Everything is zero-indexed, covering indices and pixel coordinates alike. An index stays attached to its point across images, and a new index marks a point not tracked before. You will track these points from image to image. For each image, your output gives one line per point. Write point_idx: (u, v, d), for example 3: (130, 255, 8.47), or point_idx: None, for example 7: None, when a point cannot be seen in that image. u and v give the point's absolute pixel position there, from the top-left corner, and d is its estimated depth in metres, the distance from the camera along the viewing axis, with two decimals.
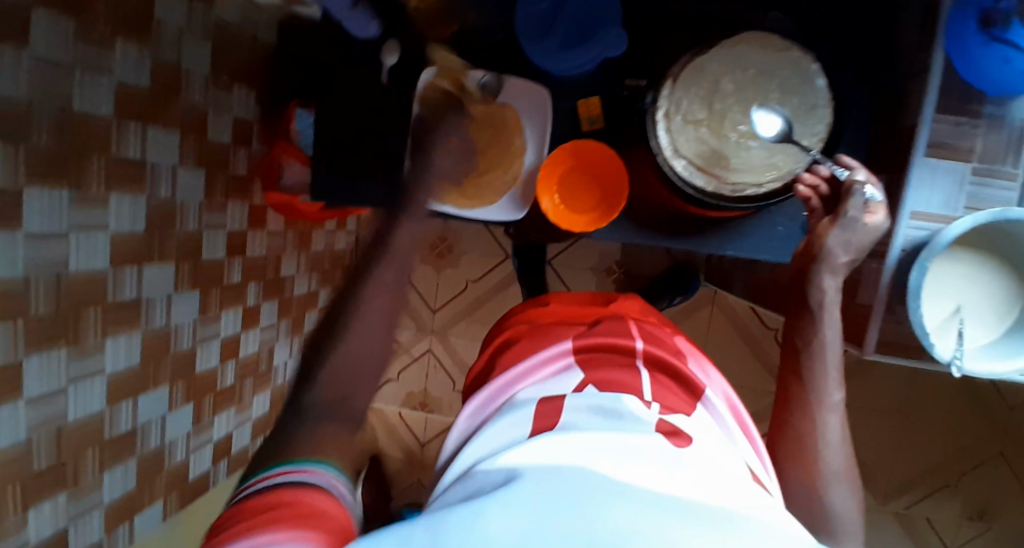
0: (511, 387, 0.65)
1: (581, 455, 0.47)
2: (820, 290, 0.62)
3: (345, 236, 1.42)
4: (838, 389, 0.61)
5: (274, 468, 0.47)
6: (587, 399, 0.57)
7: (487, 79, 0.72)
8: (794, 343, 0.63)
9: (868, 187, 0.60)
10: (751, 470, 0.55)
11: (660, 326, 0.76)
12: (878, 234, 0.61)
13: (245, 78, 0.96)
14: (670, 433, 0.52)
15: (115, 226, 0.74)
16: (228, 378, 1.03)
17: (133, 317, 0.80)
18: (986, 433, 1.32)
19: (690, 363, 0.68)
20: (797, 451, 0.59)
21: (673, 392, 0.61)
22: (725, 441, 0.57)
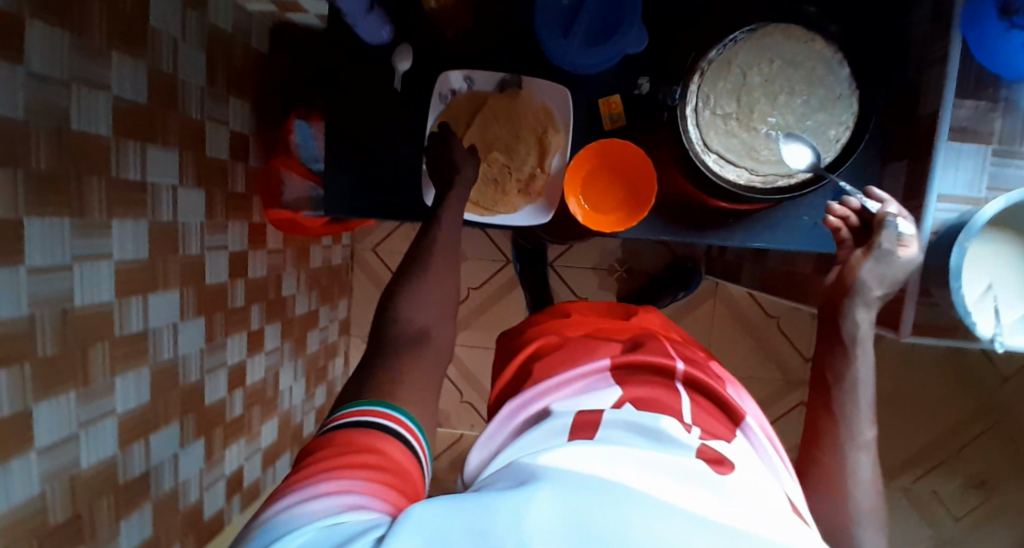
0: (543, 398, 0.64)
1: (622, 470, 0.45)
2: (854, 324, 0.62)
3: (340, 249, 1.37)
4: (870, 427, 0.59)
5: (361, 404, 0.51)
6: (623, 416, 0.55)
7: (506, 82, 0.73)
8: (825, 376, 0.62)
9: (900, 220, 0.62)
10: (792, 501, 0.52)
11: (694, 350, 0.73)
12: (910, 269, 0.62)
13: (240, 89, 0.91)
14: (714, 460, 0.50)
15: (118, 254, 0.69)
16: (236, 408, 0.98)
17: (141, 350, 0.75)
18: (982, 404, 1.39)
19: (729, 389, 0.66)
20: (826, 484, 0.57)
21: (713, 416, 0.60)
22: (770, 473, 0.55)
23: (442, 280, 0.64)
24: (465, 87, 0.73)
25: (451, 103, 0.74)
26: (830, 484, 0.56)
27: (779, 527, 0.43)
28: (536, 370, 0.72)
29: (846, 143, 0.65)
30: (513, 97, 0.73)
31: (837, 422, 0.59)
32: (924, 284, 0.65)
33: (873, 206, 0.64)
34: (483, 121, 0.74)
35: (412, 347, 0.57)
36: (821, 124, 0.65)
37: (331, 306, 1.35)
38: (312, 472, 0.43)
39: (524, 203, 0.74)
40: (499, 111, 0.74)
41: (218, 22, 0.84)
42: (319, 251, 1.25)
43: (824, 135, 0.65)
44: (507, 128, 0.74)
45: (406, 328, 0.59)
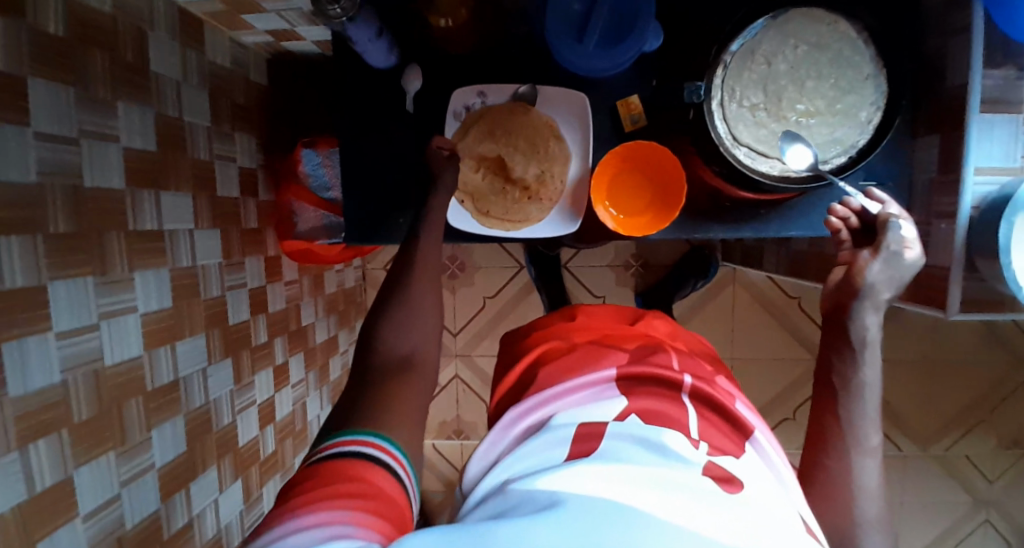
0: (549, 403, 0.64)
1: (625, 490, 0.45)
2: (863, 327, 0.61)
3: (353, 271, 1.35)
4: (876, 432, 0.59)
5: (351, 432, 0.48)
6: (628, 429, 0.56)
7: (523, 91, 0.72)
8: (831, 379, 0.61)
9: (902, 222, 0.62)
10: (804, 520, 0.50)
11: (702, 365, 0.71)
12: (914, 270, 0.61)
13: (245, 123, 0.90)
14: (722, 479, 0.50)
15: (143, 306, 0.68)
16: (269, 445, 0.96)
17: (173, 401, 0.73)
18: (1008, 365, 1.39)
19: (740, 405, 0.64)
20: (831, 496, 0.57)
21: (720, 431, 0.60)
22: (781, 491, 0.54)
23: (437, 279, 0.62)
24: (479, 102, 0.72)
25: (466, 119, 0.73)
26: (834, 495, 0.56)
27: (789, 542, 0.43)
28: (544, 373, 0.71)
29: (879, 122, 0.63)
30: (526, 111, 0.72)
31: (843, 427, 0.58)
32: (969, 259, 0.63)
33: (874, 208, 0.65)
34: (498, 136, 0.73)
35: (418, 375, 0.55)
36: (852, 106, 0.63)
37: (348, 329, 1.33)
38: (303, 501, 0.41)
39: (545, 213, 0.74)
40: (513, 125, 0.72)
41: (217, 57, 0.82)
42: (333, 276, 1.23)
43: (856, 116, 0.64)
44: (502, 141, 0.73)
45: (407, 347, 0.56)
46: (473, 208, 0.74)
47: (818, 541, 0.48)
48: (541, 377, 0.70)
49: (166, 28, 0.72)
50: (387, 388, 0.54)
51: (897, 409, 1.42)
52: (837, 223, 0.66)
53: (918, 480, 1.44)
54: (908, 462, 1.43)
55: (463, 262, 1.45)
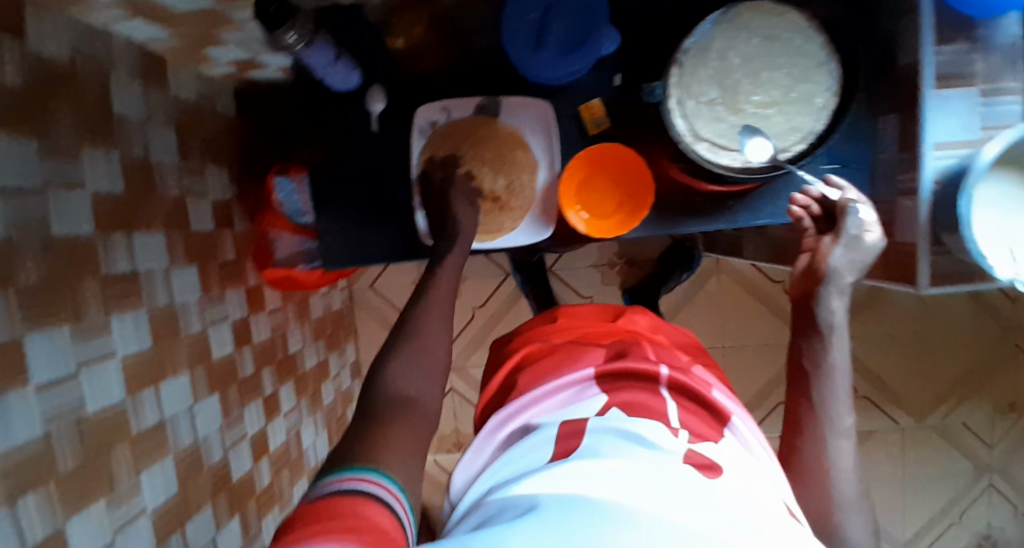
0: (526, 411, 0.67)
1: (599, 487, 0.46)
2: (829, 312, 0.64)
3: (339, 293, 1.34)
4: (849, 413, 0.60)
5: (353, 468, 0.46)
6: (614, 423, 0.57)
7: (486, 104, 0.72)
8: (803, 363, 0.63)
9: (861, 206, 0.64)
10: (789, 506, 0.51)
11: (677, 355, 0.74)
12: (876, 252, 0.63)
13: (216, 157, 0.90)
14: (704, 467, 0.51)
15: (122, 350, 0.67)
16: (265, 477, 0.95)
17: (160, 443, 0.72)
18: (996, 329, 1.41)
19: (717, 392, 0.67)
20: (810, 478, 0.59)
21: (700, 418, 0.62)
22: (763, 476, 0.56)
23: (442, 297, 0.63)
24: (445, 118, 0.73)
25: (432, 136, 0.73)
26: (814, 479, 0.58)
27: (766, 524, 0.43)
28: (523, 380, 0.73)
29: (836, 108, 0.64)
30: (490, 123, 0.73)
31: (815, 410, 0.61)
32: (934, 233, 0.65)
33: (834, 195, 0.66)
34: (465, 151, 0.73)
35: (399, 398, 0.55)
36: (807, 94, 0.64)
37: (339, 352, 1.32)
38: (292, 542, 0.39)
39: (519, 221, 0.75)
40: (478, 138, 0.73)
41: (182, 93, 0.82)
42: (319, 300, 1.22)
43: (812, 103, 0.64)
44: (471, 154, 0.73)
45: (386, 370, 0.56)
46: None
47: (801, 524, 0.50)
48: (522, 384, 0.73)
49: (127, 70, 0.72)
50: (367, 412, 0.54)
51: (891, 383, 1.43)
52: (798, 212, 0.67)
53: (917, 452, 1.45)
54: (906, 434, 1.44)
55: None
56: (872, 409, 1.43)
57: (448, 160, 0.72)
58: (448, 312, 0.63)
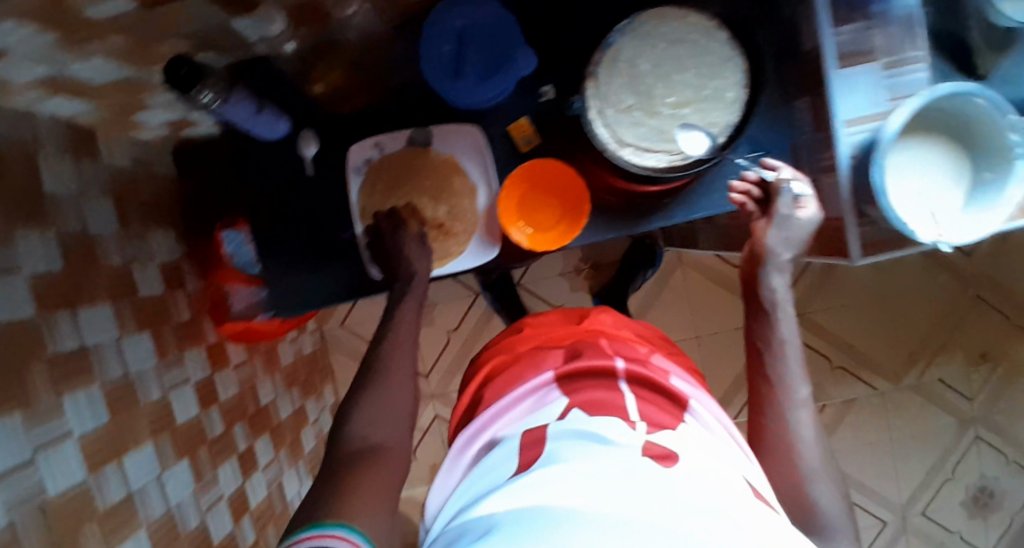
0: (488, 428, 0.67)
1: (555, 494, 0.47)
2: (770, 289, 0.67)
3: (309, 337, 1.34)
4: (804, 385, 0.62)
5: (320, 525, 0.46)
6: (571, 426, 0.58)
7: (415, 136, 0.74)
8: (756, 342, 0.66)
9: (795, 183, 0.66)
10: (751, 485, 0.52)
11: (635, 348, 0.76)
12: (811, 227, 0.66)
13: (159, 220, 0.89)
14: (659, 456, 0.51)
15: (78, 429, 0.65)
16: (249, 536, 0.93)
17: (131, 518, 0.70)
18: (956, 283, 1.44)
19: (675, 379, 0.70)
20: (774, 451, 0.60)
21: (662, 409, 0.62)
22: (723, 454, 0.57)
23: (403, 330, 0.66)
24: (378, 153, 0.74)
25: (369, 171, 0.74)
26: (780, 453, 0.60)
27: (718, 508, 0.44)
28: (489, 396, 0.74)
29: (746, 100, 0.67)
30: (424, 153, 0.75)
31: (774, 386, 0.63)
32: (857, 206, 0.67)
33: (769, 175, 0.68)
34: (401, 184, 0.74)
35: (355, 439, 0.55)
36: (718, 89, 0.67)
37: (316, 397, 1.31)
38: None
39: (465, 245, 0.76)
40: (413, 169, 0.74)
41: (117, 161, 0.82)
42: (288, 347, 1.21)
43: (724, 98, 0.67)
44: (408, 186, 0.74)
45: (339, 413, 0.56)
46: None
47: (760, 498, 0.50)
48: (488, 400, 0.74)
49: (56, 145, 0.70)
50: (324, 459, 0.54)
51: (864, 350, 1.46)
52: (739, 199, 0.69)
53: (900, 414, 1.47)
54: (885, 398, 1.47)
55: None
56: (848, 377, 1.46)
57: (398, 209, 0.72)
58: (412, 344, 0.65)
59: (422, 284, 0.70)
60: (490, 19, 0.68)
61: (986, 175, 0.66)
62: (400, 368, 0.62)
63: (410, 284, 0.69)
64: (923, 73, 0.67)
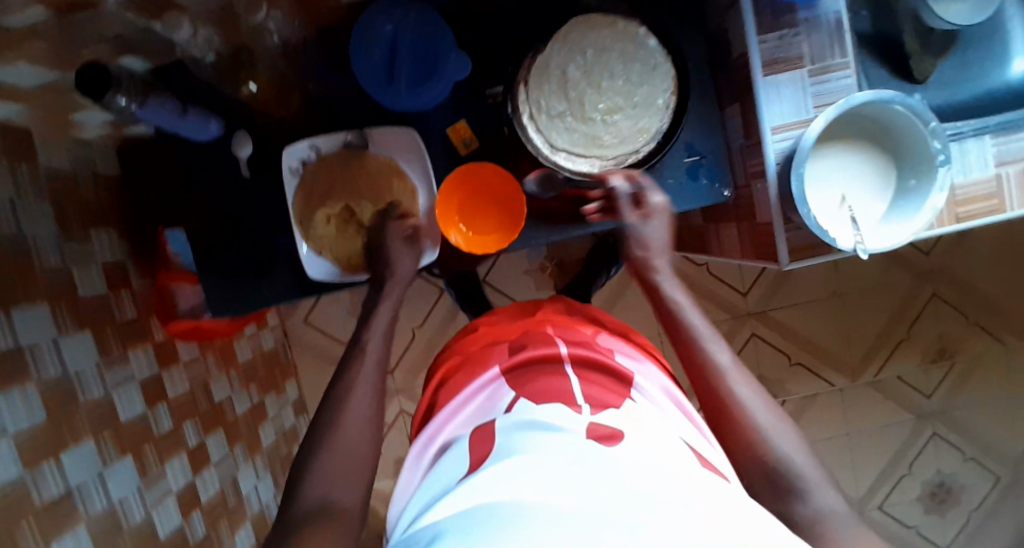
0: (445, 427, 0.67)
1: (513, 489, 0.45)
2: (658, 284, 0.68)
3: (270, 334, 1.34)
4: (724, 349, 0.62)
5: None
6: (516, 419, 0.57)
7: (351, 139, 0.74)
8: (671, 334, 0.65)
9: (624, 191, 0.68)
10: (689, 444, 0.54)
11: (580, 331, 0.76)
12: (661, 220, 0.68)
13: (100, 221, 0.89)
14: (603, 437, 0.51)
15: (13, 427, 0.64)
16: (199, 529, 0.93)
17: (70, 514, 0.69)
18: (913, 281, 1.47)
19: (619, 356, 0.71)
20: (723, 423, 0.58)
21: (604, 387, 0.63)
22: (668, 422, 0.59)
23: (375, 327, 0.67)
24: (314, 155, 0.74)
25: (305, 174, 0.74)
26: (729, 423, 0.57)
27: (686, 489, 0.43)
28: (444, 396, 0.74)
29: (674, 107, 0.69)
30: (361, 155, 0.75)
31: (697, 362, 0.61)
32: (784, 212, 0.68)
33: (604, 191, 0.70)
34: (337, 187, 0.73)
35: None
36: (648, 96, 0.68)
37: (277, 393, 1.32)
38: None
39: None
40: (348, 172, 0.73)
41: (55, 162, 0.81)
42: (245, 343, 1.22)
43: (654, 104, 0.68)
44: (343, 191, 0.73)
45: None
46: (333, 259, 0.75)
47: (705, 461, 0.52)
48: (442, 402, 0.73)
49: None
50: None
51: (824, 348, 1.48)
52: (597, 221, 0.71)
53: (860, 410, 1.50)
54: (844, 394, 1.49)
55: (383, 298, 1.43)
56: (809, 374, 1.49)
57: (392, 206, 0.73)
58: (388, 330, 0.68)
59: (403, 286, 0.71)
60: (420, 23, 0.68)
61: (910, 182, 0.67)
62: (379, 360, 0.64)
63: (383, 286, 0.70)
64: (849, 78, 0.68)
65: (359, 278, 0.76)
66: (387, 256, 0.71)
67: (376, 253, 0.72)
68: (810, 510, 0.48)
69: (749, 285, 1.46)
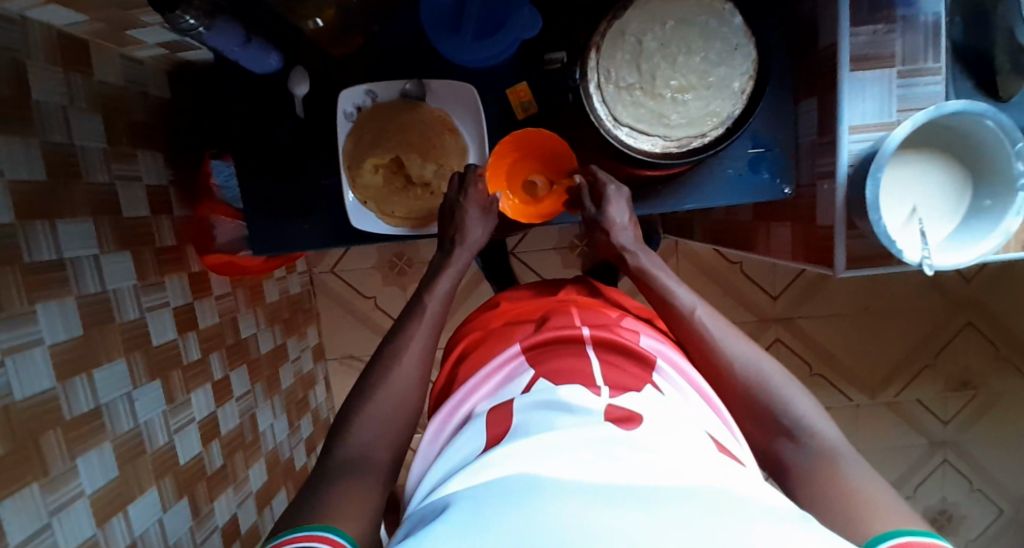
0: (468, 399, 0.63)
1: (534, 460, 0.43)
2: (638, 260, 0.72)
3: (297, 277, 1.35)
4: (690, 296, 0.68)
5: (304, 528, 0.46)
6: (536, 397, 0.55)
7: (409, 87, 0.72)
8: (651, 297, 0.70)
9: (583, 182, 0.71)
10: (715, 440, 0.52)
11: (605, 313, 0.72)
12: (620, 199, 0.70)
13: (148, 142, 0.89)
14: (620, 420, 0.49)
15: (50, 338, 0.65)
16: (216, 460, 0.95)
17: (97, 430, 0.71)
18: (949, 306, 1.43)
19: (645, 340, 0.66)
20: (716, 373, 0.64)
21: (624, 371, 0.59)
22: (689, 411, 0.55)
23: (437, 292, 0.69)
24: (369, 101, 0.72)
25: (359, 119, 0.72)
26: (718, 372, 0.63)
27: (714, 475, 0.41)
28: (467, 368, 0.71)
29: (751, 92, 0.65)
30: (417, 107, 0.73)
31: (677, 319, 0.67)
32: (849, 217, 0.65)
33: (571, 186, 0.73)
34: (392, 139, 0.73)
35: None
36: (724, 78, 0.65)
37: (299, 336, 1.33)
38: None
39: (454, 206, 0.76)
40: (403, 123, 0.73)
41: (109, 77, 0.81)
42: (273, 284, 1.23)
43: (728, 88, 0.65)
44: (394, 143, 0.73)
45: None
46: (377, 210, 0.74)
47: (728, 456, 0.50)
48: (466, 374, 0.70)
49: (45, 54, 0.69)
50: None
51: (847, 361, 1.45)
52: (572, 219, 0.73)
53: (876, 429, 1.47)
54: (861, 411, 1.47)
55: (410, 257, 1.42)
56: (827, 385, 1.46)
57: (466, 168, 0.71)
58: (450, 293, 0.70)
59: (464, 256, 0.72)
60: None
61: (985, 203, 0.64)
62: (433, 319, 0.67)
63: (451, 252, 0.71)
64: (940, 85, 0.64)
65: (410, 233, 0.76)
66: (455, 219, 0.71)
67: (445, 214, 0.72)
68: (808, 449, 0.55)
69: (782, 289, 1.42)
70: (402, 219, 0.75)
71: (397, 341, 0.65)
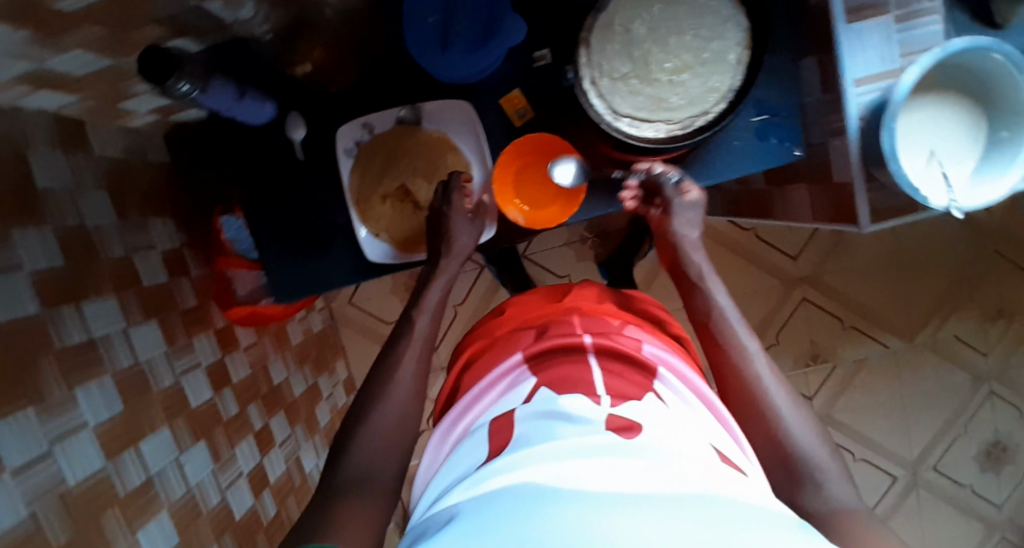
0: (469, 413, 0.62)
1: (534, 468, 0.42)
2: (694, 265, 0.69)
3: (317, 315, 1.36)
4: (753, 339, 0.63)
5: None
6: (534, 408, 0.53)
7: (404, 114, 0.72)
8: (699, 318, 0.66)
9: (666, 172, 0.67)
10: (718, 451, 0.49)
11: (608, 321, 0.68)
12: (699, 202, 0.68)
13: (156, 207, 0.89)
14: (622, 429, 0.47)
15: (93, 418, 0.66)
16: (270, 509, 0.96)
17: (153, 499, 0.71)
18: (975, 238, 1.40)
19: (648, 348, 0.63)
20: (747, 404, 0.59)
21: (625, 379, 0.57)
22: (691, 421, 0.53)
23: (424, 309, 0.68)
24: (367, 134, 0.72)
25: (360, 153, 0.72)
26: (749, 402, 0.59)
27: (711, 486, 0.39)
28: (467, 384, 0.70)
29: (749, 62, 0.63)
30: (414, 131, 0.72)
31: (727, 353, 0.62)
32: (867, 170, 0.64)
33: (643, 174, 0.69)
34: (396, 166, 0.72)
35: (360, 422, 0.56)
36: (719, 51, 0.63)
37: (329, 373, 1.34)
38: None
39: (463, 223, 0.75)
40: (403, 149, 0.72)
41: (108, 149, 0.81)
42: (297, 326, 1.23)
43: (725, 60, 0.63)
44: (398, 170, 0.72)
45: None
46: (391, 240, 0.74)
47: (733, 467, 0.47)
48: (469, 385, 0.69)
49: (45, 139, 0.69)
50: None
51: (875, 310, 1.43)
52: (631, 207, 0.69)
53: (916, 372, 1.45)
54: (898, 357, 1.45)
55: None
56: (858, 336, 1.44)
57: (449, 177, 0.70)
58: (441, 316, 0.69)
59: (451, 262, 0.70)
60: None
61: (1002, 134, 0.63)
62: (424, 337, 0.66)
63: (438, 263, 0.69)
64: (937, 25, 0.63)
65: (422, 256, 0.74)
66: (440, 228, 0.69)
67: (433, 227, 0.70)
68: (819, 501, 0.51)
69: (800, 249, 1.41)
70: (417, 244, 0.75)
71: (388, 362, 0.64)
